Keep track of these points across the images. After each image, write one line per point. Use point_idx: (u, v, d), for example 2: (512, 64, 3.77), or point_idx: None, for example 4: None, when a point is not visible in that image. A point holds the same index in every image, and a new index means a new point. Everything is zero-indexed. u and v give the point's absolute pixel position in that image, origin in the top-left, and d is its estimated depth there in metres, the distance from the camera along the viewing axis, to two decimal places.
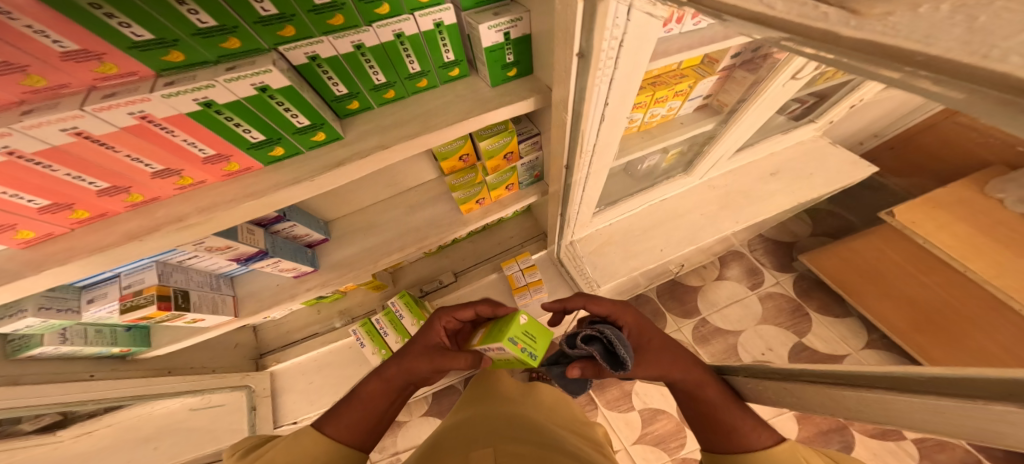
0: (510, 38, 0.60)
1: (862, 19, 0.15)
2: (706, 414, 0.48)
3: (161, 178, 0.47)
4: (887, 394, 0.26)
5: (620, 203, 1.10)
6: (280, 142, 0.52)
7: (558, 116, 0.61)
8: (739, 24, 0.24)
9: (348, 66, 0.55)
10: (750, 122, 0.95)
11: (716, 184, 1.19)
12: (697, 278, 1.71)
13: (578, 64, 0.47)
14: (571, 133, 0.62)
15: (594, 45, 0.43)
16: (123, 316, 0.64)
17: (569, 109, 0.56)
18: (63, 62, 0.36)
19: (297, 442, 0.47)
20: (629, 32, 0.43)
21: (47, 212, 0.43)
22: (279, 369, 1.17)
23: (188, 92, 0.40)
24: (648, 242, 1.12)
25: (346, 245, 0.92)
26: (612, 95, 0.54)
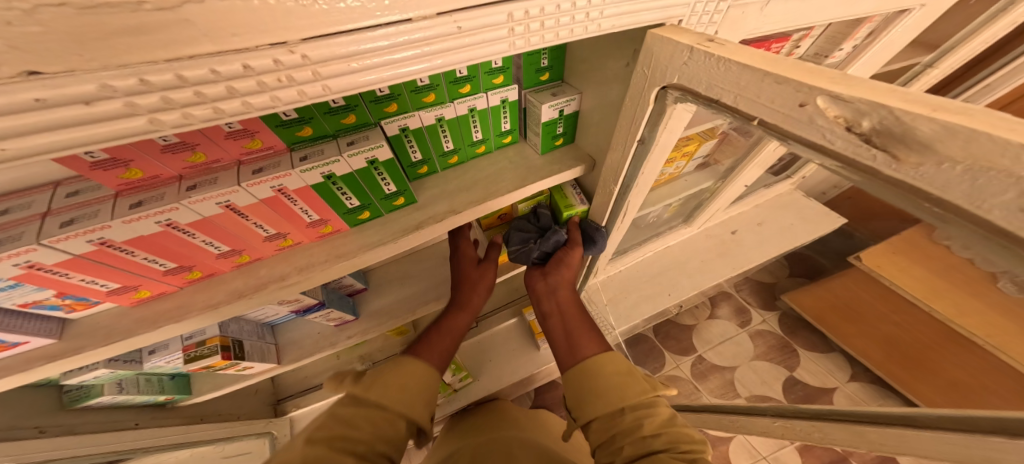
0: (563, 114, 0.65)
1: (899, 165, 0.22)
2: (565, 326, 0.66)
3: (269, 241, 0.53)
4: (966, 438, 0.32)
5: (632, 251, 1.16)
6: (368, 207, 0.59)
7: (604, 184, 0.69)
8: (799, 148, 0.31)
9: (428, 136, 0.61)
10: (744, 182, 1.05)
11: (710, 232, 1.30)
12: (691, 317, 1.78)
13: (636, 147, 0.57)
14: (617, 198, 0.70)
15: (656, 134, 0.53)
16: (187, 366, 0.65)
17: (619, 182, 0.65)
18: (225, 140, 0.44)
19: (403, 368, 0.56)
20: (671, 129, 0.52)
21: (169, 274, 0.49)
22: (298, 415, 1.15)
23: (318, 167, 0.48)
24: (654, 287, 1.20)
25: (384, 294, 0.94)
26: (654, 166, 0.62)
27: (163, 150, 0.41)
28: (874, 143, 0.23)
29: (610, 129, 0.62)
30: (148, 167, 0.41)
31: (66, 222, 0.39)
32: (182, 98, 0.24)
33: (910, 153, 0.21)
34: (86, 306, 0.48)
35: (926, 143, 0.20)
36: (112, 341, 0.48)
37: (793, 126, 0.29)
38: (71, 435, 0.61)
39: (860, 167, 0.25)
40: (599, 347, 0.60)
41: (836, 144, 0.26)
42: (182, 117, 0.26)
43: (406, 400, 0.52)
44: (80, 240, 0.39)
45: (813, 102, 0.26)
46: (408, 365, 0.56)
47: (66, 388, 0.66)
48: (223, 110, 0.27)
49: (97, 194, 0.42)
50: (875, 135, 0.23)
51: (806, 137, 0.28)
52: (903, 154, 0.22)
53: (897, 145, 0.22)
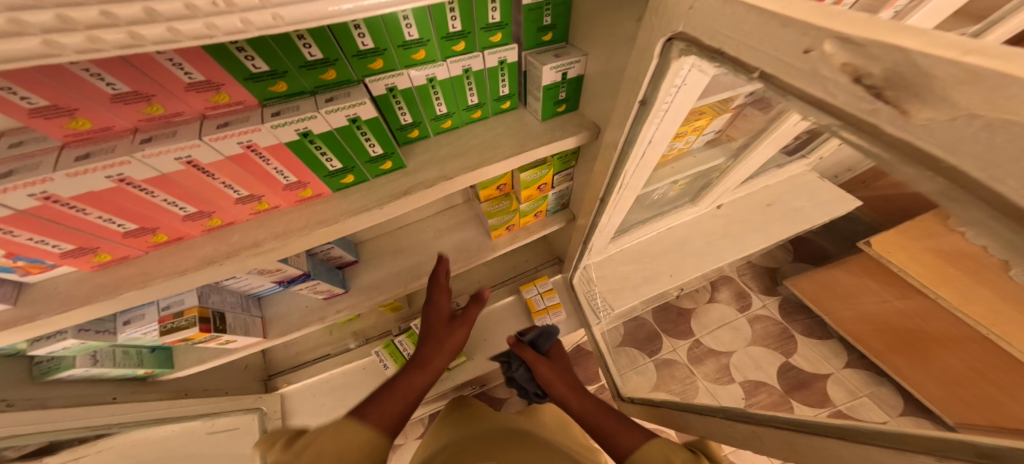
0: (566, 78, 0.60)
1: (907, 121, 0.17)
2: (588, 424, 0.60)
3: (242, 203, 0.50)
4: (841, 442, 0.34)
5: (633, 231, 1.12)
6: (352, 170, 0.55)
7: (606, 154, 0.64)
8: (799, 105, 0.26)
9: (418, 97, 0.55)
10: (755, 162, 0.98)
11: (719, 214, 1.24)
12: (691, 302, 1.79)
13: (637, 110, 0.51)
14: (614, 168, 0.64)
15: (657, 93, 0.47)
16: (164, 338, 0.62)
17: (617, 150, 0.60)
18: (186, 92, 0.39)
19: (334, 436, 0.43)
20: (680, 89, 0.47)
21: (130, 236, 0.46)
22: (290, 391, 1.13)
23: (293, 123, 0.44)
24: (659, 269, 1.16)
25: (375, 268, 0.91)
26: (657, 133, 0.57)
27: (112, 100, 0.36)
28: (884, 97, 0.17)
29: (615, 95, 0.56)
30: (98, 117, 0.37)
31: (3, 174, 0.35)
32: (87, 18, 0.20)
33: (921, 105, 0.16)
34: (43, 269, 0.45)
35: (943, 92, 0.15)
36: (71, 308, 0.45)
37: (797, 79, 0.24)
38: (42, 410, 0.58)
39: (851, 121, 0.20)
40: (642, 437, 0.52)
41: (839, 97, 0.20)
42: (89, 41, 0.21)
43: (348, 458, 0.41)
44: (19, 194, 0.35)
45: (822, 45, 0.21)
46: (345, 428, 0.44)
47: (37, 359, 0.63)
48: (142, 36, 0.22)
49: (42, 145, 0.38)
50: (882, 86, 0.17)
51: (808, 92, 0.23)
52: (910, 107, 0.16)
53: (909, 98, 0.16)
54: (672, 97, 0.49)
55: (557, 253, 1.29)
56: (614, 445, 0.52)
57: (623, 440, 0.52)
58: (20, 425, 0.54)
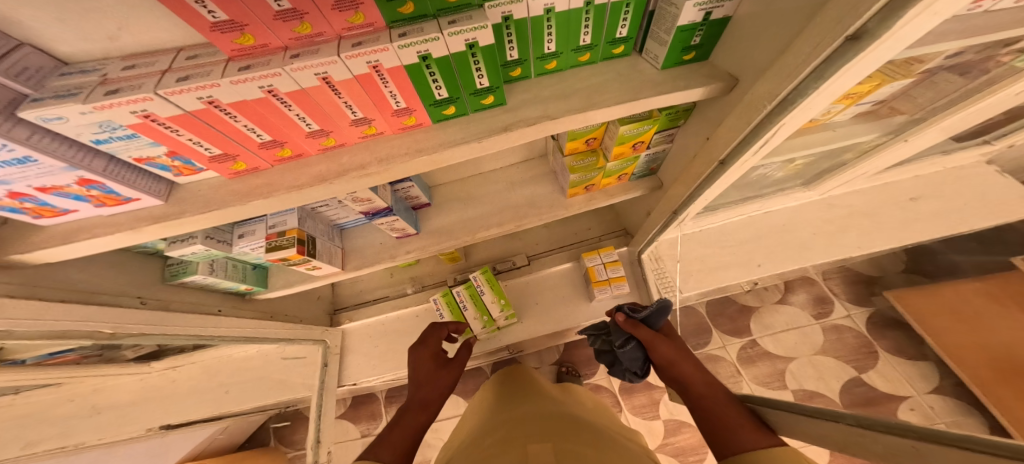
0: (707, 20, 0.50)
1: None
2: (705, 409, 0.56)
3: (355, 125, 0.51)
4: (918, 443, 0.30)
5: (724, 209, 1.07)
6: (455, 102, 0.54)
7: (748, 106, 0.52)
8: None
9: (529, 30, 0.53)
10: (913, 144, 0.88)
11: (831, 205, 1.09)
12: (756, 298, 1.68)
13: (838, 49, 0.36)
14: (756, 127, 0.52)
15: (889, 27, 0.31)
16: (268, 254, 0.67)
17: (771, 105, 0.47)
18: (331, 10, 0.39)
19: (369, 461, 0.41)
20: (933, 15, 0.30)
21: (264, 148, 0.48)
22: (350, 329, 1.22)
23: (416, 44, 0.42)
24: (740, 256, 1.08)
25: (446, 214, 0.94)
26: (848, 83, 0.40)
27: (275, 17, 0.37)
28: None
29: (790, 28, 0.42)
30: (259, 34, 0.38)
31: (182, 77, 0.37)
32: None
33: None
34: (192, 172, 0.50)
35: None
36: (209, 209, 0.49)
37: None
38: (165, 312, 0.66)
39: None
40: (767, 439, 0.47)
41: None
42: None
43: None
44: (191, 96, 0.37)
45: None
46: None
47: (170, 262, 0.72)
48: None
49: (209, 58, 0.40)
50: None
51: None
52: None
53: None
54: (912, 27, 0.31)
55: (625, 225, 1.23)
56: (731, 440, 0.48)
57: (741, 437, 0.47)
58: (146, 324, 0.62)
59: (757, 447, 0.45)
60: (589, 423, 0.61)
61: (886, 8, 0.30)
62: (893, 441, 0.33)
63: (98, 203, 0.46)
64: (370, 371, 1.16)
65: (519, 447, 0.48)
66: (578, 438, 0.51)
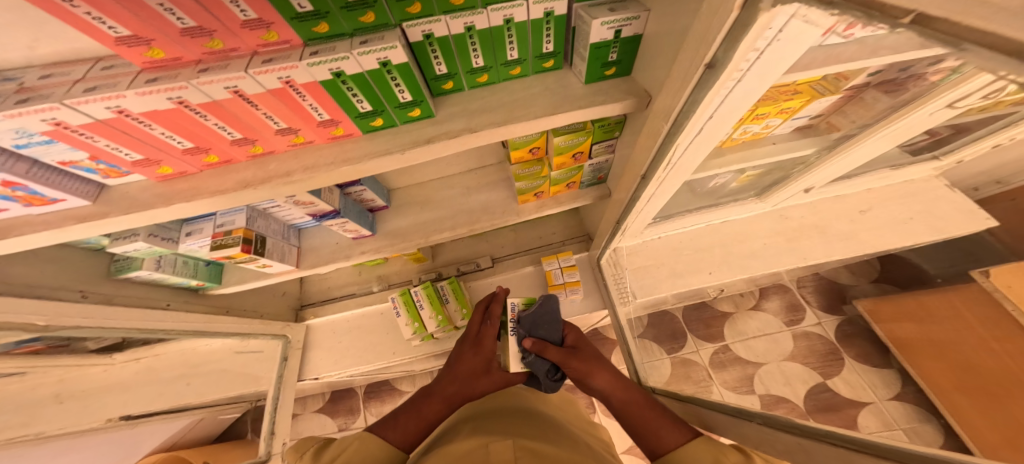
0: (619, 38, 0.53)
1: None
2: (627, 413, 0.58)
3: (282, 135, 0.52)
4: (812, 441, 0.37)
5: (677, 218, 1.05)
6: (381, 114, 0.56)
7: (652, 124, 0.55)
8: None
9: (454, 46, 0.55)
10: (855, 158, 0.83)
11: (790, 214, 1.11)
12: (731, 304, 1.87)
13: (703, 75, 0.39)
14: (660, 146, 0.55)
15: (731, 56, 0.33)
16: (212, 252, 0.68)
17: (668, 123, 0.50)
18: (241, 29, 0.41)
19: (364, 446, 0.52)
20: (770, 49, 0.32)
21: (188, 154, 0.50)
22: (315, 324, 1.24)
23: (327, 62, 0.44)
24: (695, 264, 1.09)
25: (402, 215, 0.96)
26: (722, 109, 0.43)
27: (182, 34, 0.39)
28: None
29: (675, 54, 0.45)
30: (169, 49, 0.40)
31: (90, 87, 0.39)
32: None
33: None
34: (120, 175, 0.52)
35: None
36: (134, 211, 0.51)
37: None
38: (108, 306, 0.68)
39: None
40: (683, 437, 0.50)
41: None
42: None
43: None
44: (99, 106, 0.39)
45: None
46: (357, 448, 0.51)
47: (114, 258, 0.74)
48: None
49: (126, 69, 0.42)
50: None
51: None
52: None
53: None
54: (757, 62, 0.34)
55: (587, 230, 1.25)
56: (654, 442, 0.51)
57: (661, 437, 0.51)
58: (87, 318, 0.64)
59: (676, 449, 0.48)
60: (556, 421, 0.64)
61: (730, 38, 0.33)
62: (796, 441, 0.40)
63: (25, 203, 0.48)
64: (332, 365, 1.18)
65: (482, 439, 0.49)
66: (545, 438, 0.51)
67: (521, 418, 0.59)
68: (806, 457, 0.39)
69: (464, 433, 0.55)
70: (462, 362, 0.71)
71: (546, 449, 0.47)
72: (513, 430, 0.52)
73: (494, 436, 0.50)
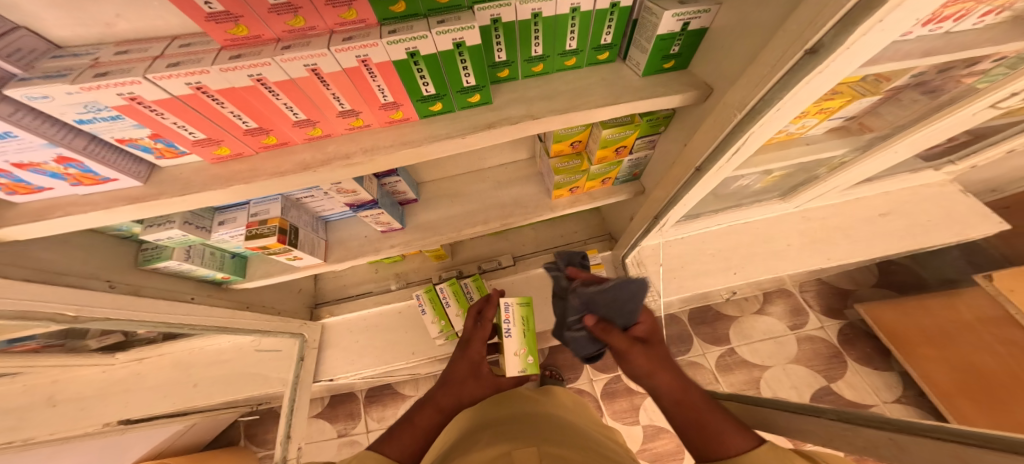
0: (685, 30, 0.53)
1: None
2: (687, 419, 0.48)
3: (343, 117, 0.51)
4: (900, 435, 0.32)
5: (703, 217, 1.07)
6: (442, 99, 0.55)
7: (722, 114, 0.54)
8: None
9: (518, 33, 0.55)
10: (879, 161, 0.87)
11: (808, 215, 1.13)
12: (735, 308, 1.75)
13: (800, 61, 0.38)
14: (727, 135, 0.55)
15: (840, 41, 0.33)
16: (246, 242, 0.66)
17: (741, 113, 0.50)
18: (325, 6, 0.40)
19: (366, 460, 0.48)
20: (885, 32, 0.32)
21: (249, 135, 0.48)
22: (331, 322, 1.19)
23: (405, 41, 0.44)
24: (717, 263, 1.11)
25: (433, 210, 0.94)
26: (805, 98, 0.43)
27: (269, 9, 0.38)
28: None
29: (761, 42, 0.45)
30: (253, 25, 0.39)
31: (172, 62, 0.38)
32: None
33: None
34: (174, 155, 0.50)
35: None
36: (187, 192, 0.49)
37: None
38: (134, 297, 0.64)
39: None
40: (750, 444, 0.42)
41: None
42: None
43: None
44: (179, 81, 0.38)
45: None
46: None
47: (142, 248, 0.71)
48: None
49: (205, 46, 0.41)
50: None
51: None
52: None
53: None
54: (864, 47, 0.34)
55: (609, 229, 1.25)
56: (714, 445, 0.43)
57: (722, 441, 0.43)
58: (114, 309, 0.60)
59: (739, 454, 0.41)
60: (576, 425, 0.61)
61: (843, 23, 0.32)
62: (869, 433, 0.36)
63: (75, 182, 0.45)
64: (349, 365, 1.14)
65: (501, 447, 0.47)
66: (566, 444, 0.49)
67: (535, 420, 0.58)
68: (897, 453, 0.33)
69: (481, 440, 0.53)
70: (457, 368, 0.73)
71: (570, 454, 0.45)
72: (532, 436, 0.50)
73: (513, 444, 0.48)
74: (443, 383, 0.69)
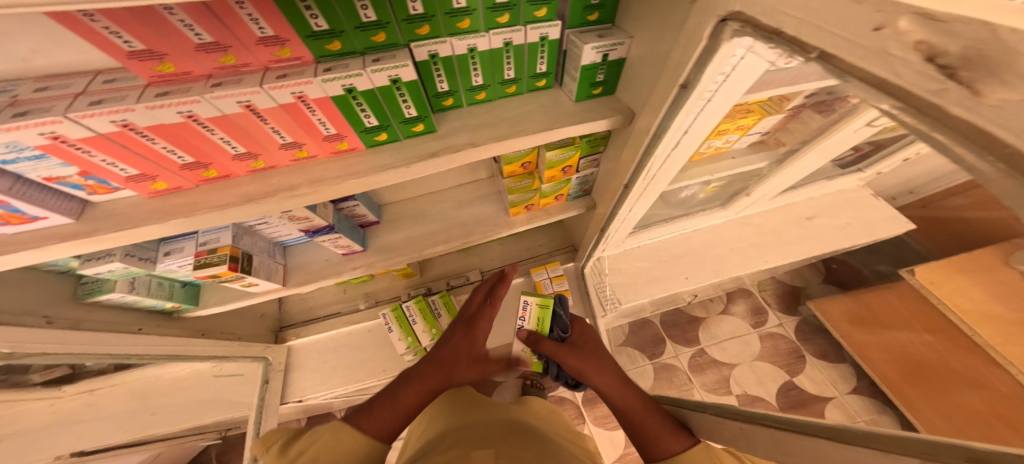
0: (606, 60, 0.59)
1: None
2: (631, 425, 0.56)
3: (286, 149, 0.52)
4: (736, 424, 0.45)
5: (653, 228, 1.13)
6: (387, 129, 0.58)
7: (634, 140, 0.62)
8: None
9: (457, 66, 0.59)
10: (797, 171, 0.93)
11: (750, 222, 1.21)
12: (704, 310, 1.83)
13: (678, 93, 0.48)
14: (641, 158, 0.63)
15: (702, 76, 0.43)
16: (195, 271, 0.67)
17: (648, 137, 0.57)
18: (256, 45, 0.43)
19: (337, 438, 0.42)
20: (736, 69, 0.42)
21: (186, 169, 0.49)
22: (297, 345, 1.16)
23: (340, 78, 0.46)
24: (673, 269, 1.16)
25: (395, 231, 0.96)
26: (695, 124, 0.54)
27: (196, 48, 0.40)
28: None
29: (651, 76, 0.54)
30: (181, 63, 0.41)
31: (96, 101, 0.39)
32: None
33: None
34: (108, 190, 0.50)
35: None
36: (125, 227, 0.49)
37: None
38: (76, 331, 0.63)
39: None
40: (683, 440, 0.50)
41: None
42: None
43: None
44: (104, 119, 0.39)
45: None
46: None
47: (84, 281, 0.69)
48: None
49: (131, 82, 0.42)
50: None
51: None
52: (985, 87, 0.17)
53: (985, 78, 0.17)
54: (732, 77, 0.44)
55: (573, 240, 1.30)
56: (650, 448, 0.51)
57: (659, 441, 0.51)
58: (55, 344, 0.59)
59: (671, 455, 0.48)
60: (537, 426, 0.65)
61: (699, 62, 0.42)
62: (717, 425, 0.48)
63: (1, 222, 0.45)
64: (317, 387, 1.12)
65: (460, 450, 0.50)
66: (527, 445, 0.53)
67: (500, 421, 0.61)
68: (734, 437, 0.45)
69: (448, 440, 0.56)
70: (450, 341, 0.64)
71: (526, 454, 0.49)
72: (495, 439, 0.53)
73: (477, 444, 0.51)
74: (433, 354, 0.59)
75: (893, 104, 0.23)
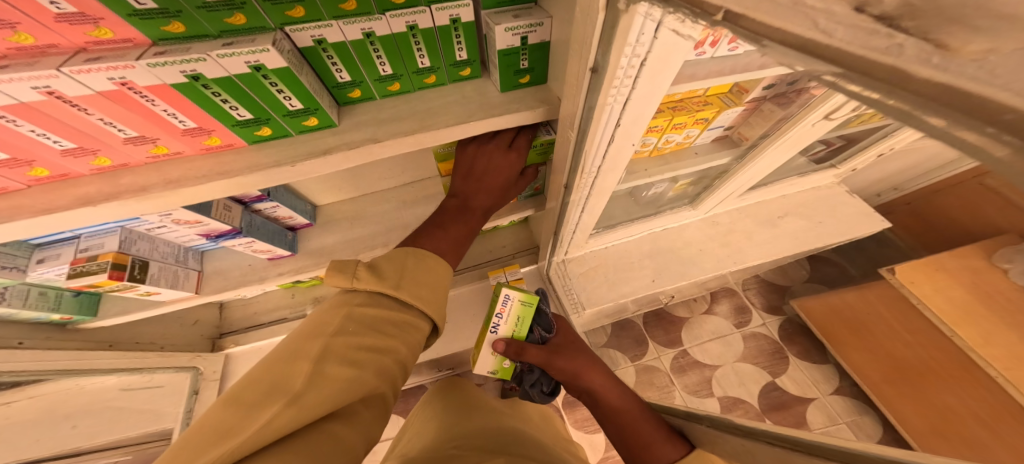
0: (526, 44, 0.51)
1: None
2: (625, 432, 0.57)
3: (134, 144, 0.45)
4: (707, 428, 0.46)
5: (620, 227, 1.05)
6: (268, 123, 0.50)
7: (563, 132, 0.56)
8: None
9: (355, 54, 0.50)
10: (764, 168, 0.86)
11: (719, 220, 1.13)
12: (685, 309, 1.69)
13: (590, 80, 0.41)
14: (574, 154, 0.57)
15: (607, 60, 0.37)
16: (70, 281, 0.60)
17: (575, 129, 0.51)
18: (57, 23, 0.35)
19: (422, 264, 0.53)
20: (656, 46, 0.35)
21: (2, 167, 0.41)
22: (236, 352, 1.07)
23: (178, 63, 0.38)
24: (640, 271, 1.08)
25: (329, 233, 0.88)
26: (625, 118, 0.47)
27: None
28: None
29: (566, 60, 0.47)
30: None
31: None
32: None
33: None
34: None
35: None
36: None
37: None
38: None
39: None
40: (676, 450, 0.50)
41: None
42: None
43: (431, 296, 0.52)
44: None
45: None
46: (429, 261, 0.54)
47: None
48: None
49: None
50: None
51: None
52: (953, 36, 0.09)
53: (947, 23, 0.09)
54: (654, 60, 0.37)
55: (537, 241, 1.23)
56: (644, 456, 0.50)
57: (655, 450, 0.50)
58: None
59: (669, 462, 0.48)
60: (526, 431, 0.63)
61: (602, 42, 0.36)
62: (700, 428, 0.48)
63: None
64: None
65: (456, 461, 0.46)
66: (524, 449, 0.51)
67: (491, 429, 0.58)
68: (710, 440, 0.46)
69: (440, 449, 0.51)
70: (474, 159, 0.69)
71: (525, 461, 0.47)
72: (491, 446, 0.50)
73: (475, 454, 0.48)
74: (458, 172, 0.71)
75: (825, 72, 0.14)
